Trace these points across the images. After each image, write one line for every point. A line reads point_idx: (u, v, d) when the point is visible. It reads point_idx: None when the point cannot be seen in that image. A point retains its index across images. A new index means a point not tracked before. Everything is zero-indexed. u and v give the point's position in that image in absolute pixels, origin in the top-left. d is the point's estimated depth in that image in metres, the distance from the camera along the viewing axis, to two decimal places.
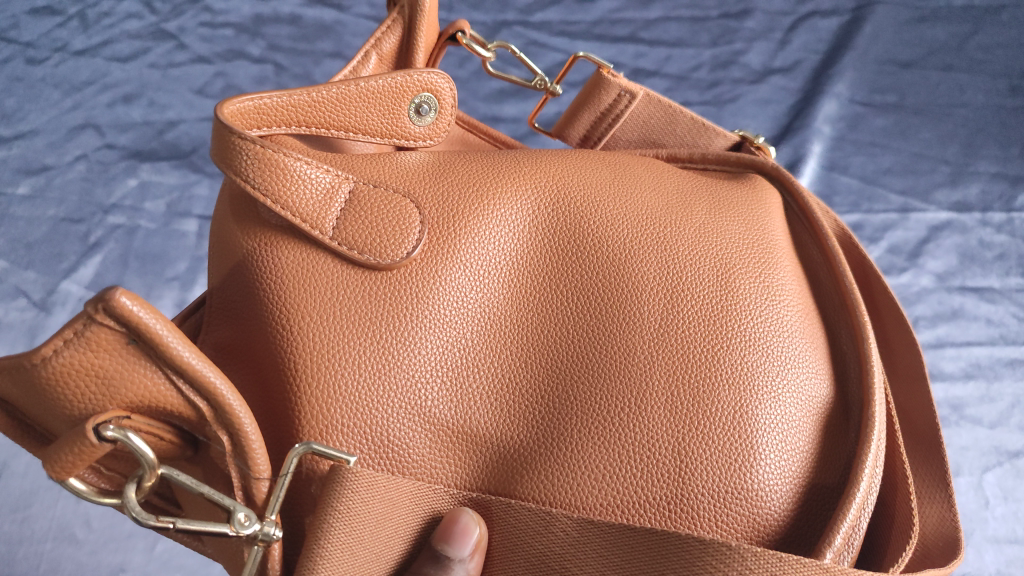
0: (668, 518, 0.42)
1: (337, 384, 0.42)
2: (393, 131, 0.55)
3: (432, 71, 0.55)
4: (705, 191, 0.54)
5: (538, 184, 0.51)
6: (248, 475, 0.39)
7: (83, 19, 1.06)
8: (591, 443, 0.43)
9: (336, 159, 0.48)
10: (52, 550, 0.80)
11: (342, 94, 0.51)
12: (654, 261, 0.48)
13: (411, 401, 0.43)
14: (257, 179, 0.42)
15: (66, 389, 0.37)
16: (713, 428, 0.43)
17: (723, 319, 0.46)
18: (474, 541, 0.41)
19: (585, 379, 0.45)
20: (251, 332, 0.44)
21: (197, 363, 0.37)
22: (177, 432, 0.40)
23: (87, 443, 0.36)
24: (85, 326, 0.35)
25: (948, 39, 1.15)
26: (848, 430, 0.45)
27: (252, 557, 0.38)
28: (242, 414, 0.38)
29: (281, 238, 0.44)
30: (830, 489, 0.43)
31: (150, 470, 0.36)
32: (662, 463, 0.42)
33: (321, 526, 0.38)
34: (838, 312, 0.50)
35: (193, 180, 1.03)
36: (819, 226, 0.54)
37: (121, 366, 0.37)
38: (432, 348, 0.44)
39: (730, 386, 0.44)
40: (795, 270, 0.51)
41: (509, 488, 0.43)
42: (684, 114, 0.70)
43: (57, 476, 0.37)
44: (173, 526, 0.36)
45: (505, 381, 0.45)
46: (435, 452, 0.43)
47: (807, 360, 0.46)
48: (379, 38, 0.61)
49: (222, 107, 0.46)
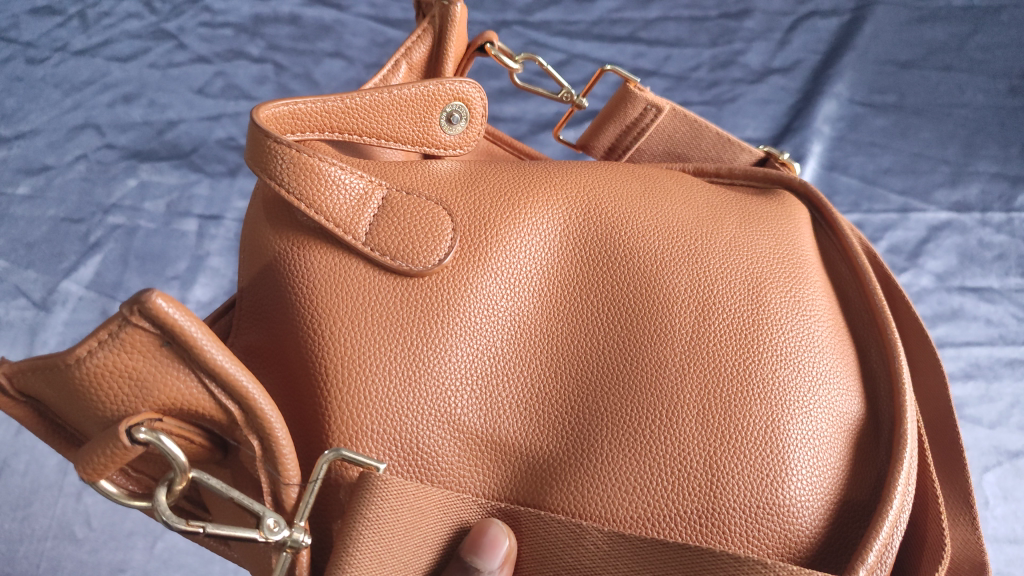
0: (698, 532, 0.42)
1: (367, 391, 0.42)
2: (424, 139, 0.55)
3: (463, 81, 0.55)
4: (734, 204, 0.55)
5: (567, 193, 0.51)
6: (279, 481, 0.39)
7: (82, 19, 1.06)
8: (621, 455, 0.43)
9: (368, 165, 0.48)
10: (52, 548, 0.80)
11: (375, 101, 0.51)
12: (685, 271, 0.49)
13: (442, 408, 0.43)
14: (291, 183, 0.42)
15: (99, 389, 0.37)
16: (745, 442, 0.43)
17: (754, 331, 0.46)
18: (503, 554, 0.41)
19: (617, 390, 0.45)
20: (281, 337, 0.44)
21: (232, 367, 0.37)
22: (207, 436, 0.40)
23: (119, 445, 0.36)
24: (121, 327, 0.35)
25: (948, 39, 1.14)
26: (878, 446, 0.45)
27: (280, 563, 0.38)
28: (273, 420, 0.38)
29: (313, 242, 0.44)
30: (862, 505, 0.43)
31: (181, 473, 0.36)
32: (694, 477, 0.42)
33: (350, 534, 0.38)
34: (869, 330, 0.50)
35: (193, 179, 1.03)
36: (847, 242, 0.54)
37: (155, 369, 0.37)
38: (464, 355, 0.44)
39: (763, 398, 0.44)
40: (824, 285, 0.51)
41: (538, 499, 0.43)
42: (710, 129, 0.70)
43: (89, 477, 0.37)
44: (203, 530, 0.36)
45: (535, 391, 0.45)
46: (465, 460, 0.43)
47: (837, 375, 0.46)
48: (409, 48, 0.61)
49: (258, 110, 0.46)
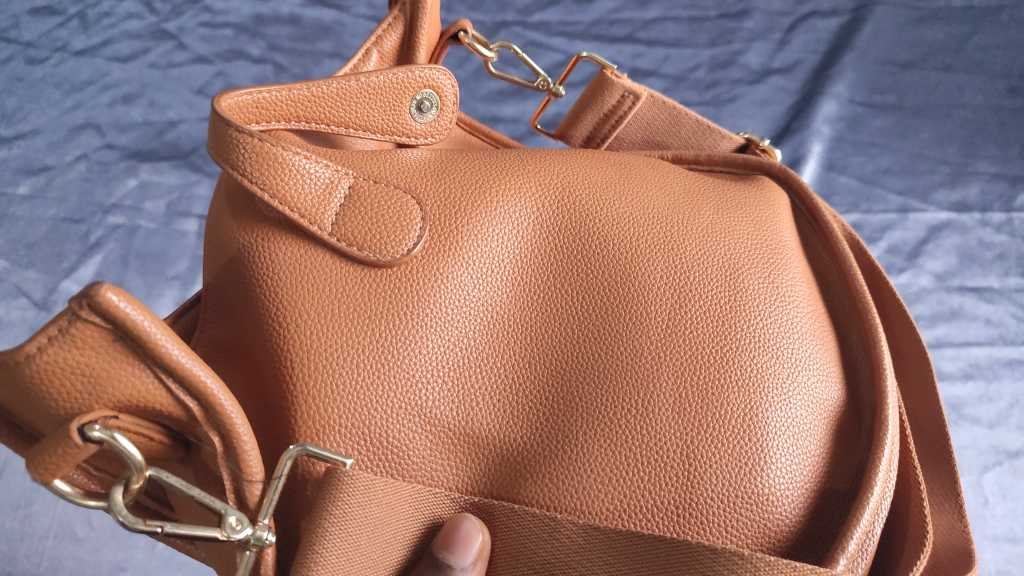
0: (676, 524, 0.41)
1: (335, 384, 0.42)
2: (394, 128, 0.54)
3: (434, 68, 0.55)
4: (712, 191, 0.54)
5: (542, 182, 0.50)
6: (241, 478, 0.38)
7: (83, 19, 1.05)
8: (596, 446, 0.42)
9: (335, 155, 0.48)
10: (54, 548, 0.80)
11: (343, 90, 0.51)
12: (662, 259, 0.48)
13: (412, 401, 0.42)
14: (254, 173, 0.42)
15: (51, 386, 0.36)
16: (721, 432, 0.42)
17: (731, 319, 0.46)
18: (477, 549, 0.40)
19: (591, 380, 0.44)
20: (246, 330, 0.43)
21: (187, 361, 0.36)
22: (167, 433, 0.39)
23: (72, 444, 0.35)
24: (70, 323, 0.35)
25: (948, 39, 1.13)
26: (860, 434, 0.45)
27: (244, 562, 0.38)
28: (233, 414, 0.37)
29: (278, 233, 0.44)
30: (842, 494, 0.42)
31: (138, 472, 0.35)
32: (671, 468, 0.42)
33: (315, 531, 0.38)
34: (849, 316, 0.50)
35: (194, 180, 1.02)
36: (827, 228, 0.54)
37: (108, 365, 0.36)
38: (434, 346, 0.43)
39: (740, 388, 0.43)
40: (804, 271, 0.51)
41: (512, 492, 0.42)
42: (689, 116, 0.69)
43: (42, 478, 0.36)
44: (161, 529, 0.35)
45: (508, 382, 0.44)
46: (437, 454, 0.42)
47: (818, 363, 0.46)
48: (380, 36, 0.60)
49: (220, 99, 0.45)
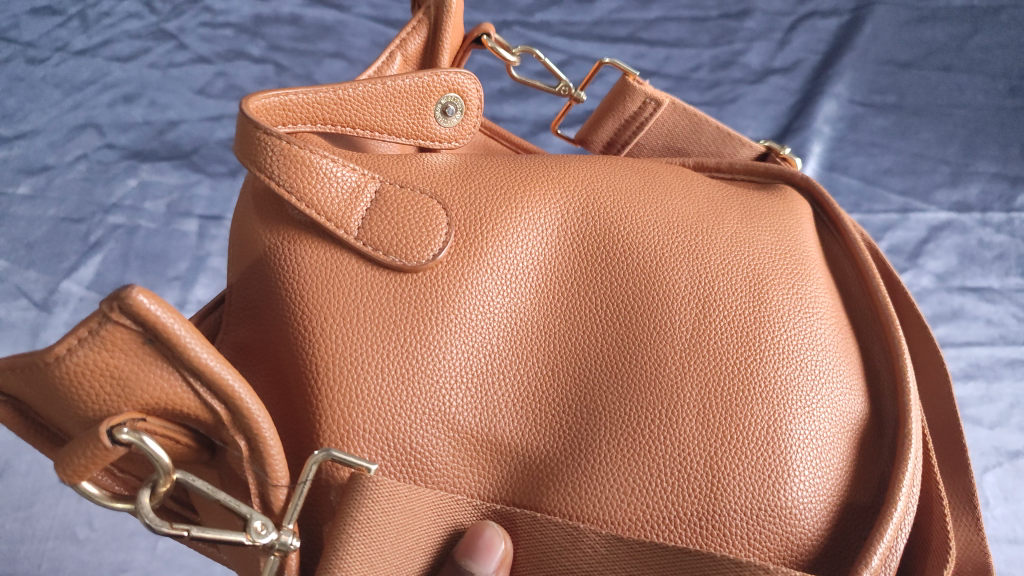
0: (698, 534, 0.41)
1: (359, 390, 0.42)
2: (418, 132, 0.54)
3: (459, 72, 0.54)
4: (734, 200, 0.54)
5: (565, 189, 0.50)
6: (267, 482, 0.38)
7: (82, 19, 1.06)
8: (619, 455, 0.42)
9: (361, 158, 0.48)
10: (54, 549, 0.79)
11: (369, 93, 0.51)
12: (685, 268, 0.48)
13: (436, 407, 0.42)
14: (282, 176, 0.42)
15: (80, 388, 0.36)
16: (746, 442, 0.42)
17: (755, 328, 0.46)
18: (499, 557, 0.40)
19: (615, 389, 0.44)
20: (270, 333, 0.43)
21: (216, 365, 0.36)
22: (193, 435, 0.39)
23: (101, 446, 0.35)
24: (101, 324, 0.34)
25: (947, 39, 1.13)
26: (882, 448, 0.44)
27: (268, 566, 0.38)
28: (261, 420, 0.37)
29: (304, 237, 0.44)
30: (865, 508, 0.42)
31: (165, 475, 0.35)
32: (694, 478, 0.42)
33: (339, 537, 0.38)
34: (872, 327, 0.50)
35: (194, 180, 1.02)
36: (850, 239, 0.54)
37: (137, 367, 0.36)
38: (459, 353, 0.43)
39: (765, 398, 0.43)
40: (826, 282, 0.51)
41: (534, 501, 0.42)
42: (710, 123, 0.69)
43: (69, 479, 0.36)
44: (187, 533, 0.35)
45: (531, 390, 0.44)
46: (460, 460, 0.42)
47: (841, 376, 0.46)
48: (404, 39, 0.60)
49: (248, 101, 0.45)
